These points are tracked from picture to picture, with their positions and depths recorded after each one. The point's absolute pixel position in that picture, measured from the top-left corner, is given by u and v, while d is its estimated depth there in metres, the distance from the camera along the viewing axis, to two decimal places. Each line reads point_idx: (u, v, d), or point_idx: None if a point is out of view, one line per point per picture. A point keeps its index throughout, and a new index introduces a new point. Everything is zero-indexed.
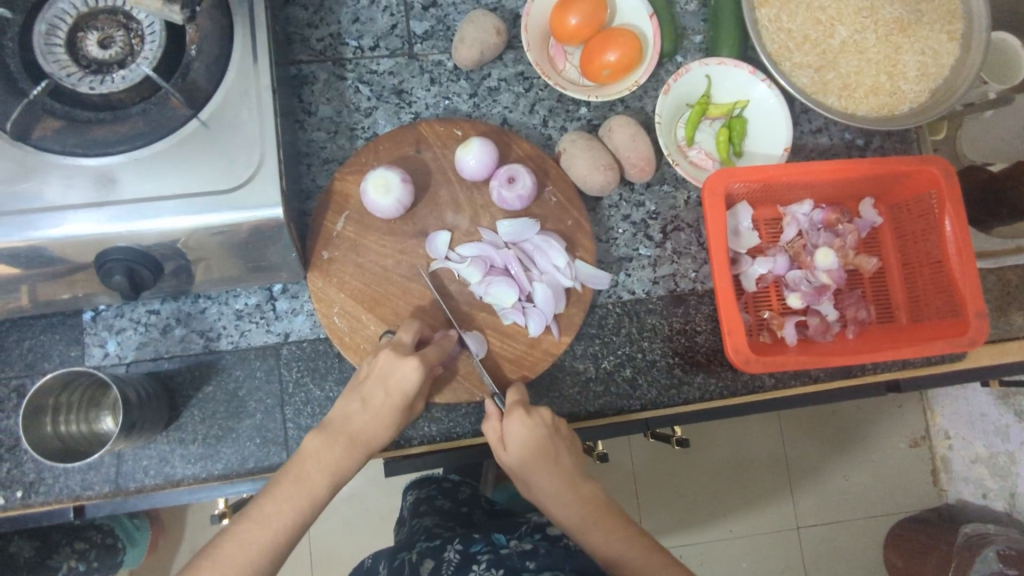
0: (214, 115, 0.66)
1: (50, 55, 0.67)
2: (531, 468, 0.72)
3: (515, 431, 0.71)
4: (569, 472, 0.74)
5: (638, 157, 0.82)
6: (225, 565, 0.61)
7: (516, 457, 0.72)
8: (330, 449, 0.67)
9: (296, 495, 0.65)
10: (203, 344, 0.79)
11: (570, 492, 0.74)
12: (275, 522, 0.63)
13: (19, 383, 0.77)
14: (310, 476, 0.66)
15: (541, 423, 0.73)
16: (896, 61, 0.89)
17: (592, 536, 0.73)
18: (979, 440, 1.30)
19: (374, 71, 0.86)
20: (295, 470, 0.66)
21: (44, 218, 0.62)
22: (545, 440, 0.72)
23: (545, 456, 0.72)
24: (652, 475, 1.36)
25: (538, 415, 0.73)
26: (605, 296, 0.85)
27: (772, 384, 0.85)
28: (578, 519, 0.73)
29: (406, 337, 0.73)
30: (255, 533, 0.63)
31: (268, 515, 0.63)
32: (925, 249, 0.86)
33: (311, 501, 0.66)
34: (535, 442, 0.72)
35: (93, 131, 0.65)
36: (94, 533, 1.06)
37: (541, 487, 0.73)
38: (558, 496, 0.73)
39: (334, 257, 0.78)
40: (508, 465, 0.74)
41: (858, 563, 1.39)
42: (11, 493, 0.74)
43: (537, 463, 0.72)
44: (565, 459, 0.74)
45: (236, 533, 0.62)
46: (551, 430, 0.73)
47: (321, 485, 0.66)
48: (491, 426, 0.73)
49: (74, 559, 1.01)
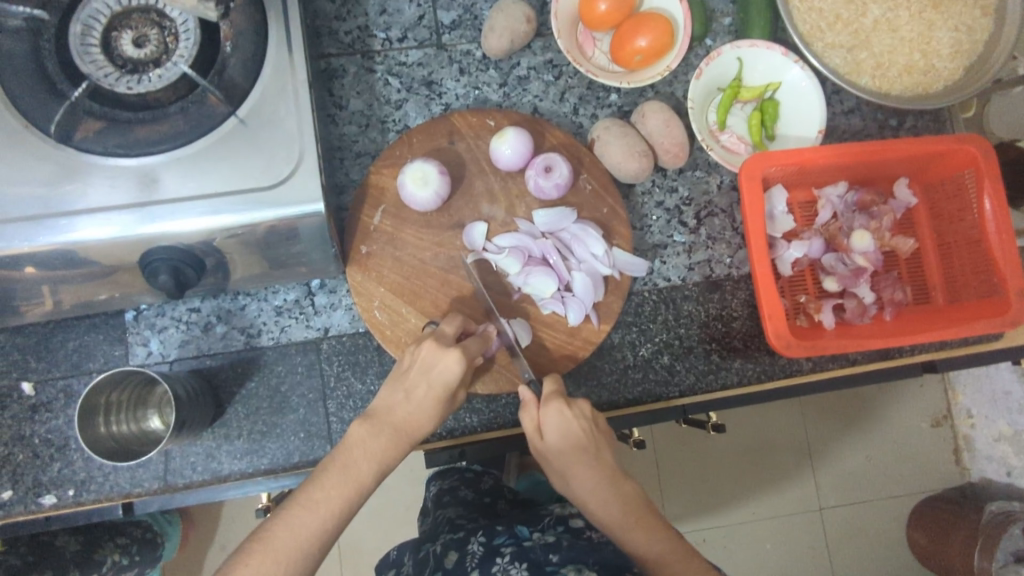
0: (252, 112, 0.65)
1: (86, 56, 0.67)
2: (571, 461, 0.73)
3: (556, 421, 0.72)
4: (609, 468, 0.74)
5: (672, 142, 0.81)
6: (276, 548, 0.60)
7: (556, 446, 0.73)
8: (377, 439, 0.68)
9: (343, 483, 0.65)
10: (244, 340, 0.80)
11: (611, 488, 0.73)
12: (324, 508, 0.63)
13: (66, 384, 0.78)
14: (356, 464, 0.66)
15: (581, 416, 0.74)
16: (930, 38, 0.88)
17: (631, 534, 0.70)
18: (1002, 419, 1.30)
19: (402, 63, 0.86)
20: (342, 458, 0.67)
21: (88, 220, 0.61)
22: (586, 432, 0.73)
23: (582, 447, 0.73)
24: (679, 460, 1.37)
25: (577, 408, 0.74)
26: (641, 283, 0.85)
27: (809, 367, 0.85)
28: (617, 516, 0.71)
29: (448, 328, 0.74)
30: (306, 518, 0.62)
31: (317, 501, 0.63)
32: (963, 228, 0.85)
33: (357, 492, 0.66)
34: (576, 434, 0.73)
35: (135, 131, 0.65)
36: (133, 529, 1.05)
37: (579, 479, 0.73)
38: (596, 490, 0.73)
39: (372, 251, 0.79)
40: (547, 458, 0.74)
41: (883, 543, 1.39)
42: (63, 491, 0.76)
43: (577, 456, 0.73)
44: (605, 454, 0.74)
45: (286, 517, 0.62)
46: (590, 423, 0.74)
47: (368, 474, 0.67)
48: (529, 416, 0.74)
49: (117, 554, 1.01)
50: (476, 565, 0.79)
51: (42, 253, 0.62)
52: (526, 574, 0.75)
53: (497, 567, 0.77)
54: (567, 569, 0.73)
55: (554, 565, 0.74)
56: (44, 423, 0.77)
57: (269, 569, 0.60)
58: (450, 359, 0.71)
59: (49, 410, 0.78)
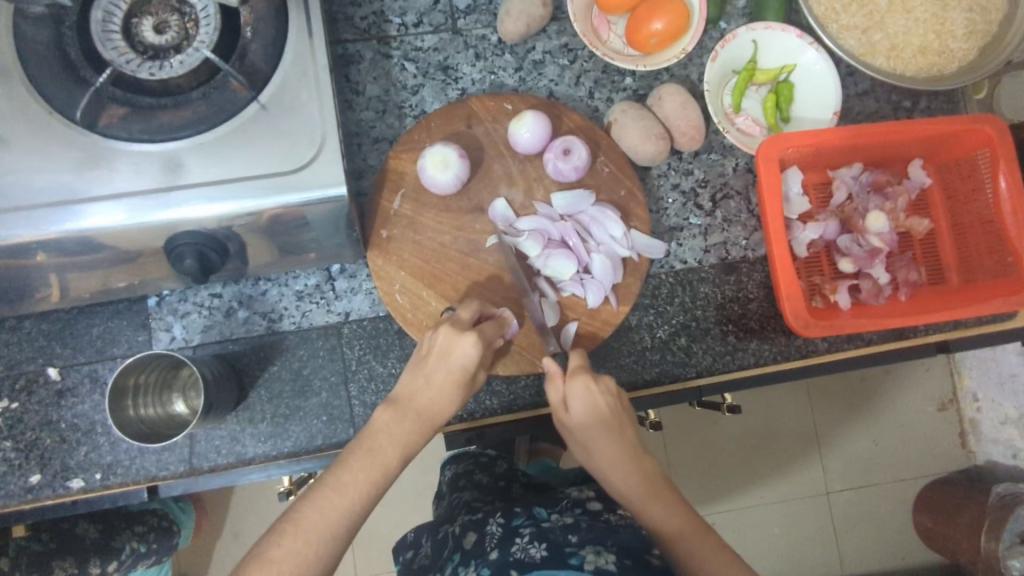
0: (274, 97, 0.64)
1: (108, 43, 0.66)
2: (595, 435, 0.75)
3: (581, 396, 0.73)
4: (631, 445, 0.76)
5: (688, 125, 0.82)
6: (305, 532, 0.61)
7: (581, 421, 0.74)
8: (401, 423, 0.69)
9: (369, 465, 0.66)
10: (266, 324, 0.81)
11: (632, 465, 0.75)
12: (352, 491, 0.64)
13: (91, 369, 0.79)
14: (383, 448, 0.68)
15: (606, 391, 0.75)
16: (944, 19, 0.88)
17: (651, 509, 0.73)
18: (1009, 402, 1.28)
19: (418, 48, 0.86)
20: (368, 442, 0.68)
21: (112, 205, 0.61)
22: (611, 408, 0.74)
23: (607, 422, 0.74)
24: (689, 444, 1.38)
25: (604, 384, 0.75)
26: (657, 266, 0.86)
27: (826, 348, 0.86)
28: (638, 492, 0.74)
29: (464, 313, 0.74)
30: (335, 501, 0.63)
31: (345, 483, 0.64)
32: (978, 207, 0.86)
33: (384, 473, 0.67)
34: (601, 409, 0.74)
35: (159, 117, 0.64)
36: (150, 517, 1.04)
37: (602, 454, 0.75)
38: (618, 464, 0.75)
39: (392, 236, 0.80)
40: (572, 432, 0.76)
41: (890, 525, 1.41)
42: (90, 475, 0.78)
43: (602, 431, 0.74)
44: (629, 431, 0.76)
45: (317, 501, 0.62)
46: (615, 400, 0.75)
47: (394, 458, 0.68)
48: (555, 391, 0.75)
49: (136, 541, 0.99)
50: (495, 546, 0.78)
51: (66, 238, 0.61)
52: (545, 553, 0.74)
53: (516, 547, 0.76)
54: (587, 551, 0.73)
55: (573, 545, 0.74)
56: (70, 408, 0.78)
57: (301, 547, 0.60)
58: (468, 344, 0.71)
59: (75, 396, 0.79)
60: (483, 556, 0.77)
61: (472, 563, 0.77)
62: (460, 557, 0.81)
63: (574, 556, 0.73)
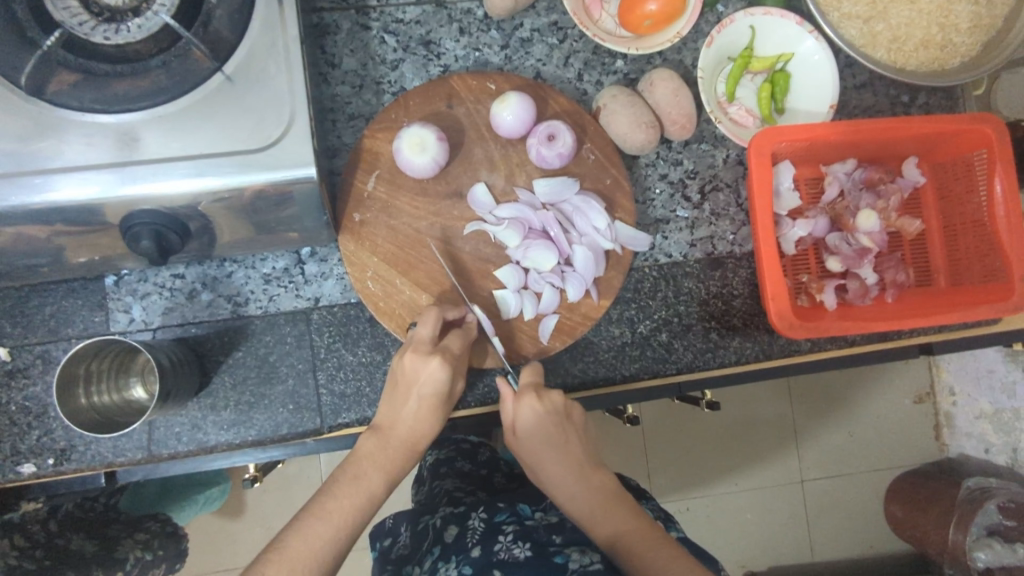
0: (240, 69, 0.60)
1: (59, 2, 0.60)
2: (540, 455, 0.71)
3: (527, 415, 0.71)
4: (577, 461, 0.72)
5: (679, 113, 0.78)
6: (285, 562, 0.58)
7: (528, 441, 0.71)
8: (385, 451, 0.67)
9: (355, 492, 0.63)
10: (230, 308, 0.77)
11: (579, 483, 0.70)
12: (336, 519, 0.61)
13: (44, 350, 0.75)
14: (367, 475, 0.65)
15: (553, 408, 0.72)
16: (948, 11, 0.84)
17: (601, 524, 0.68)
18: (985, 397, 1.28)
19: (400, 20, 0.81)
20: (352, 469, 0.65)
21: (56, 179, 0.57)
22: (556, 426, 0.71)
23: (551, 440, 0.71)
24: (666, 433, 1.36)
25: (550, 399, 0.72)
26: (641, 259, 0.83)
27: (809, 347, 0.84)
28: (586, 510, 0.69)
29: (425, 331, 0.69)
30: (319, 529, 0.60)
31: (331, 512, 0.61)
32: (969, 208, 0.83)
33: (370, 497, 0.64)
34: (547, 429, 0.71)
35: (113, 86, 0.59)
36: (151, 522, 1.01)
37: (549, 475, 0.71)
38: (566, 485, 0.70)
39: (366, 219, 0.76)
40: (522, 455, 0.73)
41: (858, 514, 1.42)
42: (43, 460, 0.74)
43: (546, 449, 0.71)
44: (574, 447, 0.72)
45: (301, 529, 0.60)
46: (558, 415, 0.72)
47: (379, 484, 0.65)
48: (505, 411, 0.73)
49: (140, 550, 0.97)
50: (477, 542, 0.76)
51: (13, 215, 0.57)
52: (529, 553, 0.72)
53: (499, 546, 0.74)
54: (571, 550, 0.72)
55: (557, 545, 0.73)
56: (21, 390, 0.75)
57: None
58: (434, 368, 0.68)
59: (26, 377, 0.75)
60: (465, 552, 0.75)
61: (453, 559, 0.75)
62: (441, 550, 0.78)
63: (558, 554, 0.71)
